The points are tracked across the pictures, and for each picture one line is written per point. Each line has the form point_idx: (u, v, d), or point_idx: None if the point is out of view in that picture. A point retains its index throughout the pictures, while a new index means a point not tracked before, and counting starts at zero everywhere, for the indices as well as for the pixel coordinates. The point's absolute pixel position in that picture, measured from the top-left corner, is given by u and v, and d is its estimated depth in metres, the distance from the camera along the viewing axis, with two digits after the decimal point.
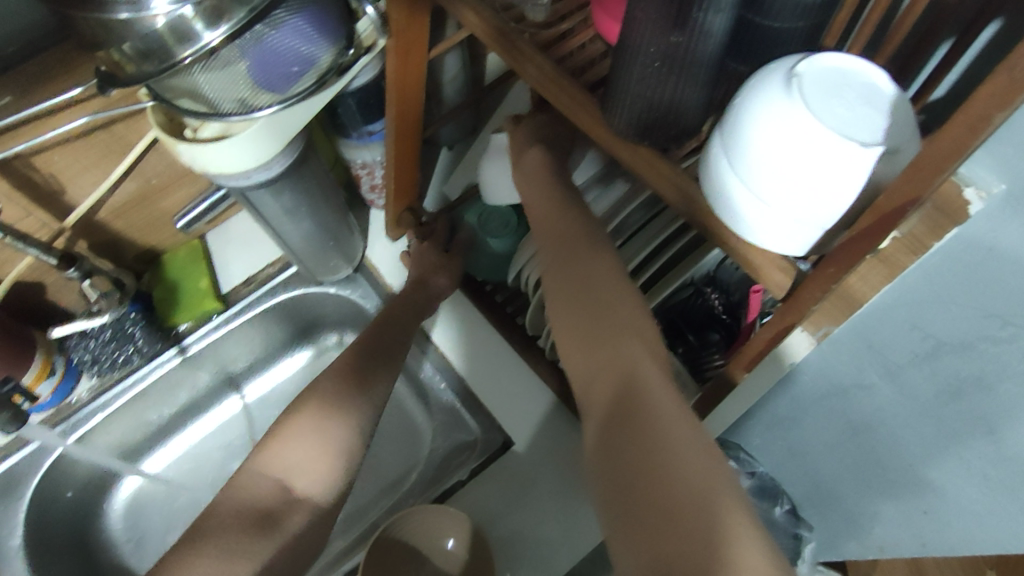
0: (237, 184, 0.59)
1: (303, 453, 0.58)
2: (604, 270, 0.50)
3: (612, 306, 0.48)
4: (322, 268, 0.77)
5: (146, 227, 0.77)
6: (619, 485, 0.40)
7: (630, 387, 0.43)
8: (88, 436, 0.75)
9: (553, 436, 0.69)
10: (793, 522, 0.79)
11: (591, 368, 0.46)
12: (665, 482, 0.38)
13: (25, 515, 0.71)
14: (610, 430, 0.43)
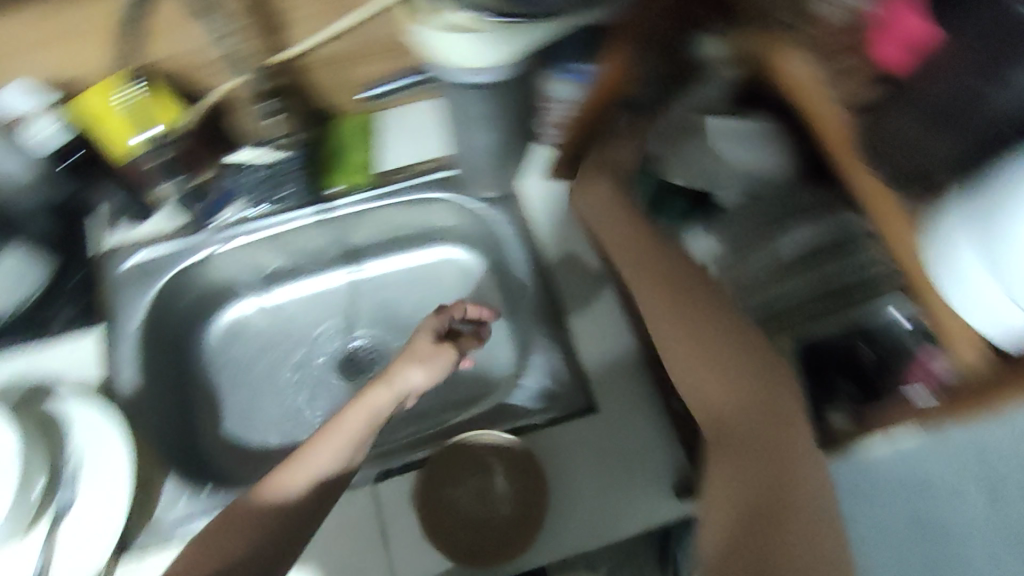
0: (456, 76, 0.61)
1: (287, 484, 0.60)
2: (723, 361, 0.59)
3: (729, 368, 0.59)
4: (479, 178, 0.80)
5: (334, 84, 0.82)
6: (751, 490, 0.53)
7: (768, 417, 0.56)
8: (217, 256, 0.81)
9: (640, 414, 0.70)
10: None
11: (733, 407, 0.57)
12: (791, 483, 0.53)
13: (146, 305, 0.78)
14: (743, 453, 0.55)
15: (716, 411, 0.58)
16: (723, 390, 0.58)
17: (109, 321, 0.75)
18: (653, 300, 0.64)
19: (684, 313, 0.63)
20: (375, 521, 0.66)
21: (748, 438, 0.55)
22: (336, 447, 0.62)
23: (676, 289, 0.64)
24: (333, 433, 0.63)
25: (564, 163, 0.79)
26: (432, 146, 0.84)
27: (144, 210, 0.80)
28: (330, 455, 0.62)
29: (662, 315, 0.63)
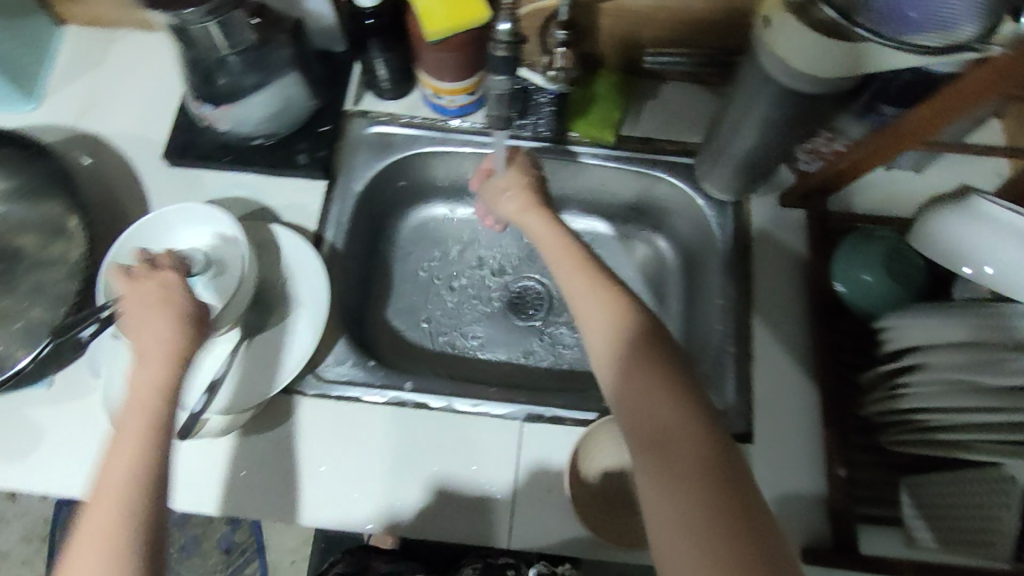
0: (779, 74, 0.61)
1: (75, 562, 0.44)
2: (687, 436, 0.48)
3: (682, 446, 0.48)
4: (718, 178, 0.78)
5: (616, 35, 0.81)
6: (701, 517, 0.44)
7: (703, 432, 0.49)
8: (447, 155, 0.84)
9: (798, 462, 0.70)
10: None
11: (654, 428, 0.50)
12: (744, 514, 0.44)
13: (373, 176, 0.82)
14: (677, 469, 0.47)
15: (648, 432, 0.50)
16: (664, 400, 0.50)
17: (333, 180, 0.80)
18: (652, 396, 0.51)
19: (637, 355, 0.54)
20: (513, 452, 0.70)
21: (692, 455, 0.47)
22: (135, 420, 0.49)
23: (651, 362, 0.53)
24: (90, 508, 0.46)
25: (803, 195, 0.79)
26: (684, 133, 0.83)
27: (403, 87, 0.82)
28: (131, 427, 0.49)
29: (634, 360, 0.53)
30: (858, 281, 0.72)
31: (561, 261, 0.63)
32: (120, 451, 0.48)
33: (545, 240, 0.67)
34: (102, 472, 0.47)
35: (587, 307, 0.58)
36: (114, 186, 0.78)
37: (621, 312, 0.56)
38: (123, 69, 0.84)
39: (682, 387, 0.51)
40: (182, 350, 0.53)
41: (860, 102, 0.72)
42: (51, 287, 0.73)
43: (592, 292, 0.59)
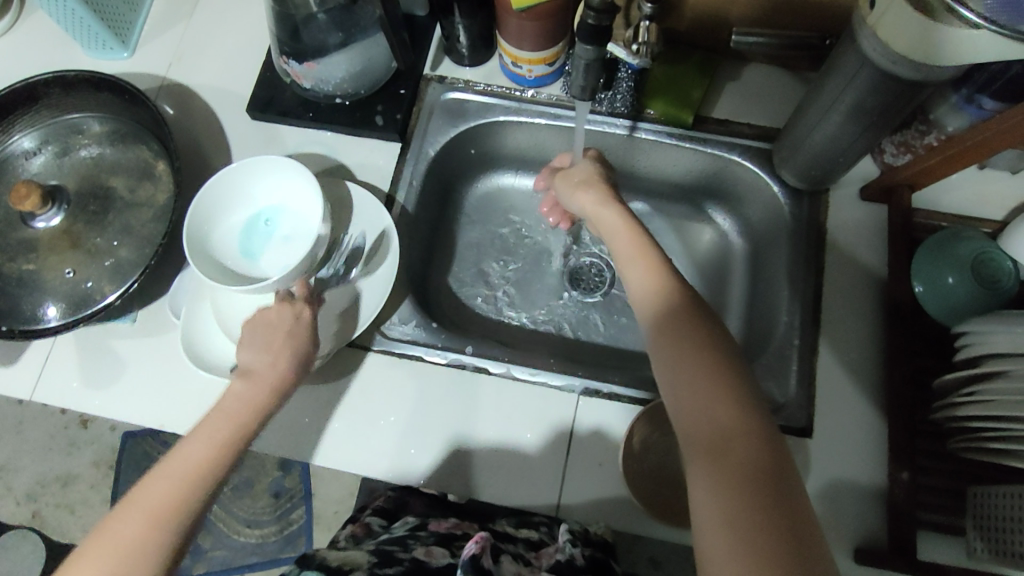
0: (878, 57, 0.59)
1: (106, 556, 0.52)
2: (726, 410, 0.49)
3: (721, 421, 0.48)
4: (799, 166, 0.76)
5: (702, 13, 0.78)
6: (748, 518, 0.43)
7: (759, 436, 0.47)
8: (520, 125, 0.84)
9: (856, 462, 0.69)
10: None
11: (710, 428, 0.48)
12: (795, 522, 0.43)
13: (446, 142, 0.82)
14: (730, 470, 0.46)
15: (701, 430, 0.49)
16: (722, 399, 0.49)
17: (406, 144, 0.81)
18: (693, 369, 0.51)
19: (693, 348, 0.52)
20: (567, 423, 0.71)
21: (744, 458, 0.46)
22: (208, 436, 0.58)
23: (693, 330, 0.53)
24: (149, 486, 0.55)
25: (886, 189, 0.76)
26: (766, 118, 0.81)
27: (481, 55, 0.82)
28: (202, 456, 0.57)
29: (687, 356, 0.52)
30: (938, 284, 0.70)
31: (630, 256, 0.62)
32: (188, 456, 0.56)
33: (615, 230, 0.66)
34: (162, 469, 0.56)
35: (651, 306, 0.57)
36: (198, 136, 0.81)
37: (682, 307, 0.55)
38: (211, 20, 0.87)
39: (727, 362, 0.51)
40: (266, 397, 0.61)
41: (960, 92, 0.69)
42: (139, 228, 0.77)
43: (643, 265, 0.60)
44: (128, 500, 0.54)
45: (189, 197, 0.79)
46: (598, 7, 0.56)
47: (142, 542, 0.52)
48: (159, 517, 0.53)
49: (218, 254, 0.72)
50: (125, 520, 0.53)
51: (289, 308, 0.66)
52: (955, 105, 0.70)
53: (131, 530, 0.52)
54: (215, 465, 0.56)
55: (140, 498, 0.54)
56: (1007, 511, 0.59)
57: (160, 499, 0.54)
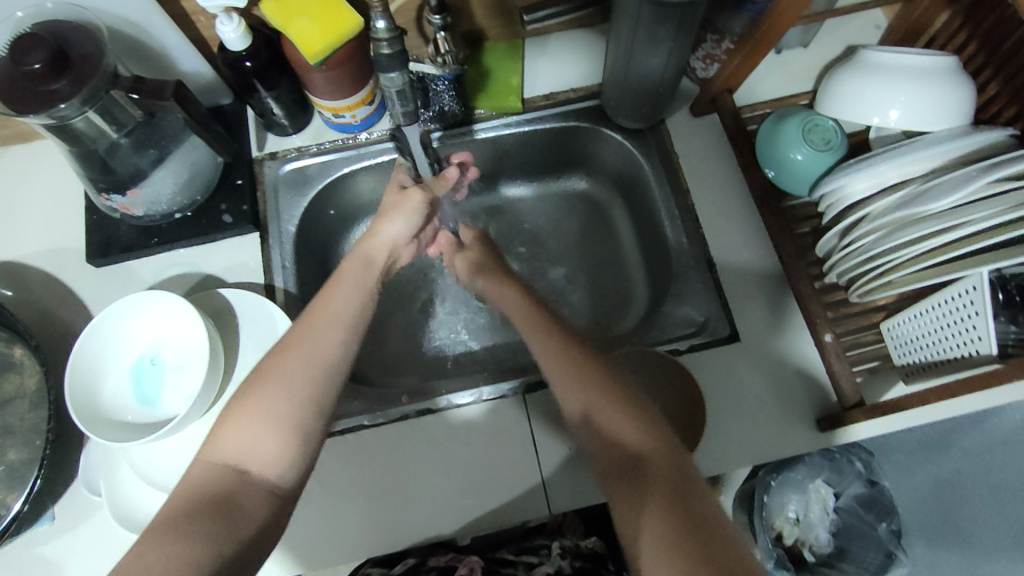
0: None
1: (273, 397, 0.55)
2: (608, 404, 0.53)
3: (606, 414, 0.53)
4: (627, 110, 0.80)
5: (489, 8, 0.80)
6: (655, 521, 0.46)
7: (665, 452, 0.51)
8: (366, 169, 0.84)
9: (784, 345, 0.74)
10: (863, 509, 1.07)
11: (624, 461, 0.51)
12: (706, 521, 0.45)
13: (302, 211, 0.81)
14: (631, 469, 0.50)
15: (615, 467, 0.51)
16: (609, 409, 0.53)
17: (263, 231, 0.79)
18: (565, 378, 0.56)
19: (570, 362, 0.56)
20: (524, 425, 0.73)
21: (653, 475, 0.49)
22: (345, 293, 0.63)
23: (562, 347, 0.58)
24: (315, 326, 0.60)
25: (709, 100, 0.81)
26: (586, 78, 0.85)
27: (301, 118, 0.81)
28: (342, 304, 0.62)
29: (567, 383, 0.56)
30: (783, 165, 0.75)
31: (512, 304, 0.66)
32: (334, 305, 0.62)
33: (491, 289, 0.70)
34: (311, 318, 0.60)
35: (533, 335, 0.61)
36: (46, 304, 0.76)
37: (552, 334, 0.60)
38: (13, 185, 0.81)
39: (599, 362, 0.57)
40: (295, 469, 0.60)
41: None
42: (20, 424, 0.71)
43: (520, 305, 0.65)
44: (273, 353, 0.58)
45: (62, 371, 0.74)
46: (388, 34, 0.56)
47: (307, 381, 0.56)
48: (319, 362, 0.58)
49: (114, 415, 0.68)
50: (291, 360, 0.57)
51: (358, 257, 0.68)
52: (734, 8, 0.76)
53: (303, 368, 0.57)
54: (358, 313, 0.63)
55: (298, 341, 0.59)
56: (916, 333, 0.65)
57: (340, 311, 0.62)
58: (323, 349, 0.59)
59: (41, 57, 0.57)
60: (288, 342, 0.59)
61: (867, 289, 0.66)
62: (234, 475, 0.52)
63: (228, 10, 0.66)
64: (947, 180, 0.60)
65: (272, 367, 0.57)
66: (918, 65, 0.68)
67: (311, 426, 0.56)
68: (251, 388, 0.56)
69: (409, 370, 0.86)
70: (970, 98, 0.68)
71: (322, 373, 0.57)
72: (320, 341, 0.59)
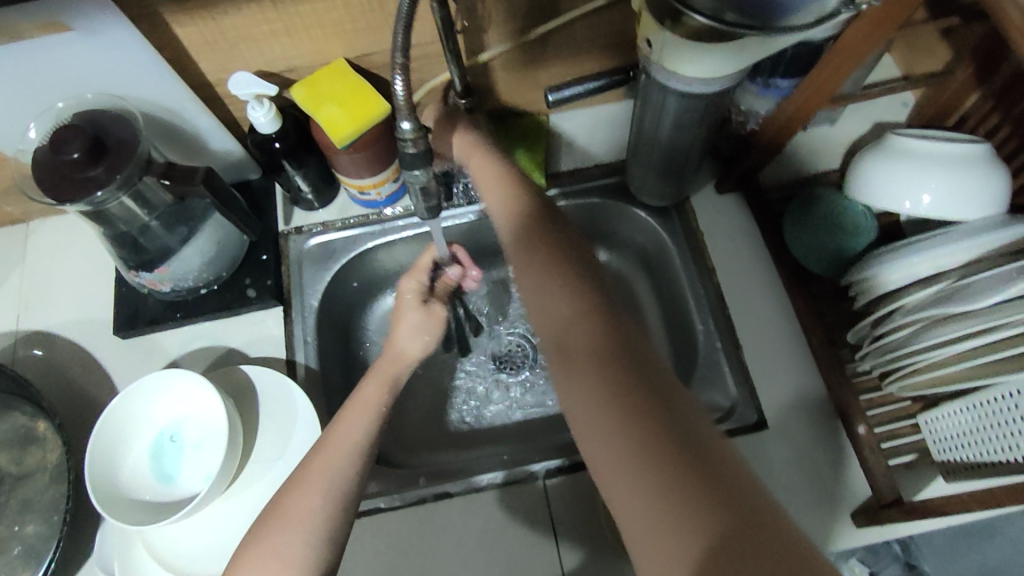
0: (676, 87, 0.62)
1: (288, 538, 0.54)
2: (570, 302, 0.55)
3: (570, 302, 0.55)
4: (651, 187, 0.80)
5: (516, 87, 0.81)
6: (622, 398, 0.47)
7: (618, 335, 0.52)
8: (391, 243, 0.85)
9: (816, 435, 0.71)
10: None
11: (589, 348, 0.52)
12: (666, 394, 0.47)
13: (325, 286, 0.82)
14: (592, 357, 0.51)
15: (577, 353, 0.52)
16: (574, 305, 0.55)
17: (287, 305, 0.80)
18: (543, 284, 0.58)
19: (548, 263, 0.58)
20: (544, 511, 0.71)
21: (653, 419, 0.46)
22: (359, 421, 0.61)
23: (546, 245, 0.60)
24: (325, 449, 0.59)
25: (735, 178, 0.80)
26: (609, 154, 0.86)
27: (328, 193, 0.82)
28: (356, 428, 0.60)
29: (547, 288, 0.57)
30: (812, 248, 0.74)
31: (490, 184, 0.68)
32: (345, 431, 0.60)
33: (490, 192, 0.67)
34: (326, 445, 0.59)
35: (535, 252, 0.60)
36: (72, 376, 0.77)
37: (541, 225, 0.62)
38: (48, 256, 0.83)
39: (570, 259, 0.59)
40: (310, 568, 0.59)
41: (757, 81, 0.75)
42: (39, 500, 0.71)
43: (507, 190, 0.66)
44: (282, 490, 0.57)
45: (83, 445, 0.74)
46: (413, 135, 0.56)
47: (321, 517, 0.55)
48: (335, 491, 0.56)
49: (131, 497, 0.67)
50: (297, 497, 0.55)
51: (380, 376, 0.66)
52: (758, 91, 0.76)
53: (314, 502, 0.55)
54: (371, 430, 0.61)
55: (316, 471, 0.57)
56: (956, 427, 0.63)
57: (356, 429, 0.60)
58: (335, 480, 0.57)
59: (80, 146, 0.59)
60: (293, 478, 0.57)
61: (907, 380, 0.64)
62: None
63: (260, 98, 0.68)
64: (985, 277, 0.57)
65: (284, 500, 0.56)
66: (951, 152, 0.67)
67: (322, 558, 0.54)
68: (263, 527, 0.55)
69: (428, 446, 0.84)
70: (1006, 187, 0.66)
71: (327, 514, 0.55)
72: (325, 476, 0.57)
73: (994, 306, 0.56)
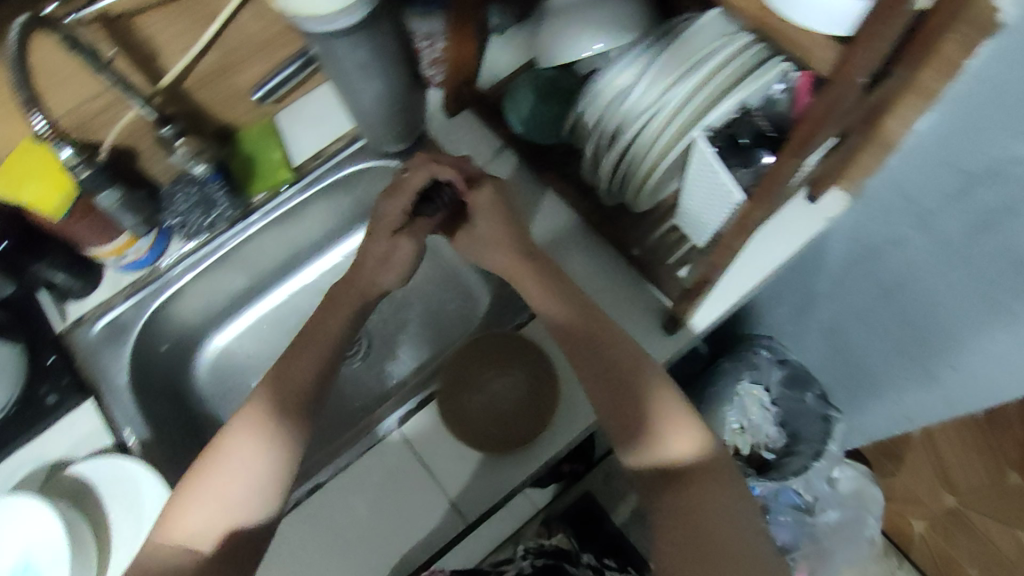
0: (324, 30, 0.65)
1: (237, 474, 0.60)
2: (606, 323, 0.66)
3: (612, 345, 0.65)
4: (384, 137, 0.83)
5: (224, 101, 0.85)
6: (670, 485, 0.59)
7: (631, 357, 0.64)
8: (178, 294, 0.84)
9: (610, 276, 0.77)
10: (823, 404, 1.13)
11: (626, 420, 0.62)
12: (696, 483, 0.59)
13: (129, 360, 0.81)
14: (638, 389, 0.62)
15: (614, 414, 0.62)
16: (560, 307, 0.67)
17: (96, 393, 0.77)
18: (530, 283, 0.69)
19: (549, 278, 0.68)
20: (414, 459, 0.71)
21: (683, 494, 0.58)
22: (302, 372, 0.66)
23: (565, 287, 0.68)
24: (284, 381, 0.65)
25: (451, 96, 0.84)
26: (339, 124, 0.89)
27: (91, 277, 0.81)
28: (309, 363, 0.66)
29: (541, 298, 0.68)
30: (528, 124, 0.80)
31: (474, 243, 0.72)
32: (292, 375, 0.66)
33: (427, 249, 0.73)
34: (282, 377, 0.66)
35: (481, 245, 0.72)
36: None
37: (546, 271, 0.69)
38: None
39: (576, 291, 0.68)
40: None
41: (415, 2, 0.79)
42: None
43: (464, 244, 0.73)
44: (228, 429, 0.62)
45: None
46: None
47: (269, 455, 0.61)
48: (287, 427, 0.63)
49: None
50: (251, 440, 0.61)
51: (336, 292, 0.71)
52: (422, 12, 0.80)
53: (260, 439, 0.62)
54: (330, 345, 0.68)
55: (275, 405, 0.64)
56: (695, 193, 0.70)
57: (312, 360, 0.67)
58: (286, 414, 0.63)
59: None
60: (260, 403, 0.64)
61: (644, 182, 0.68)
62: (189, 556, 0.57)
63: None
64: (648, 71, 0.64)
65: (245, 433, 0.62)
66: None
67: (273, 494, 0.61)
68: (215, 467, 0.60)
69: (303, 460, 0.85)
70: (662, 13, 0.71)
71: (267, 474, 0.61)
72: (270, 426, 0.62)
73: (681, 104, 0.63)
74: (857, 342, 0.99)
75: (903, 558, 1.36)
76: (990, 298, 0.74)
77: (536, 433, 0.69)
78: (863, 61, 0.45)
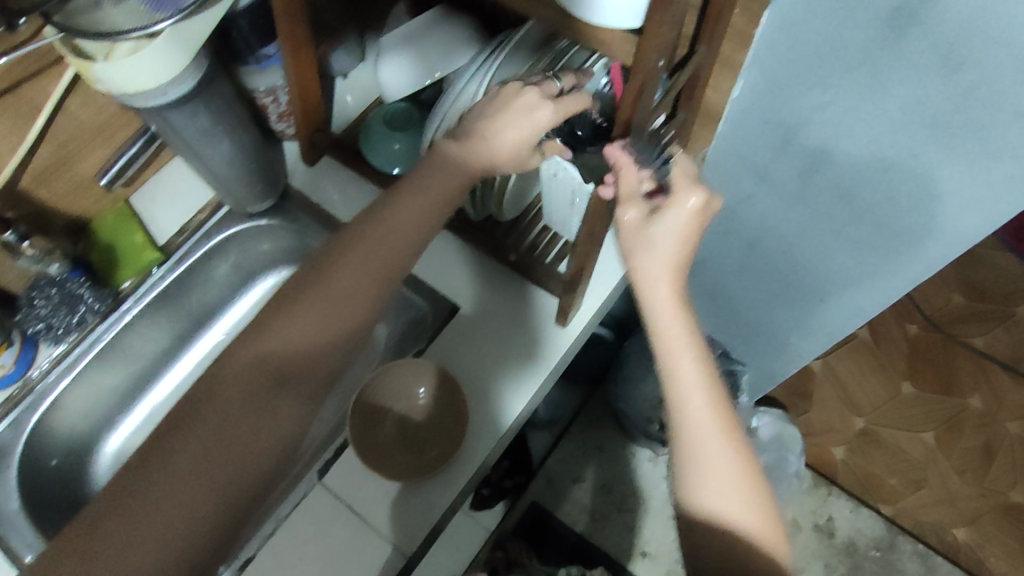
0: (154, 105, 0.65)
1: (224, 417, 0.61)
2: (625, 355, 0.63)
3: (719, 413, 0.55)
4: (247, 197, 0.82)
5: (69, 194, 0.81)
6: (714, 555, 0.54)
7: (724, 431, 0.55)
8: (57, 402, 0.81)
9: (496, 286, 0.79)
10: (727, 361, 1.22)
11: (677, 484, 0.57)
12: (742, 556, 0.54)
13: (18, 481, 0.77)
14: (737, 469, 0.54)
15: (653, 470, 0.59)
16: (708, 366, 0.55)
17: None
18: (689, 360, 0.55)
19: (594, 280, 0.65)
20: (336, 500, 0.72)
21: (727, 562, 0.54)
22: (317, 335, 0.62)
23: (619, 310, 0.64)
24: (289, 330, 0.62)
25: (307, 145, 0.83)
26: (199, 195, 0.88)
27: None
28: (326, 303, 0.62)
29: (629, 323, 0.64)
30: (385, 157, 0.81)
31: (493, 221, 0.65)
32: (305, 338, 0.62)
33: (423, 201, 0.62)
34: (294, 316, 0.62)
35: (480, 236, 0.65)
36: None
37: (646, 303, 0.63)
38: None
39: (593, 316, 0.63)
40: None
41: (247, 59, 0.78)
42: None
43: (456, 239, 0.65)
44: (230, 382, 0.62)
45: None
46: None
47: (256, 406, 0.61)
48: (274, 381, 0.62)
49: None
50: (239, 383, 0.61)
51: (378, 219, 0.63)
52: (258, 69, 0.79)
53: (248, 389, 0.61)
54: (352, 288, 0.62)
55: (271, 353, 0.62)
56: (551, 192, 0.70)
57: (327, 301, 0.62)
58: (274, 367, 0.62)
59: None
60: (262, 347, 0.62)
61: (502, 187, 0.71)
62: (163, 506, 0.57)
63: None
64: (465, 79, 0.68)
65: (231, 377, 0.62)
66: (424, 20, 0.76)
67: (253, 450, 0.61)
68: (207, 405, 0.61)
69: None
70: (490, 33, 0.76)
71: (248, 443, 0.61)
72: (254, 398, 0.61)
73: None
74: (740, 298, 1.07)
75: (832, 484, 1.45)
76: (839, 235, 0.81)
77: (451, 452, 0.71)
78: (654, 48, 0.50)
